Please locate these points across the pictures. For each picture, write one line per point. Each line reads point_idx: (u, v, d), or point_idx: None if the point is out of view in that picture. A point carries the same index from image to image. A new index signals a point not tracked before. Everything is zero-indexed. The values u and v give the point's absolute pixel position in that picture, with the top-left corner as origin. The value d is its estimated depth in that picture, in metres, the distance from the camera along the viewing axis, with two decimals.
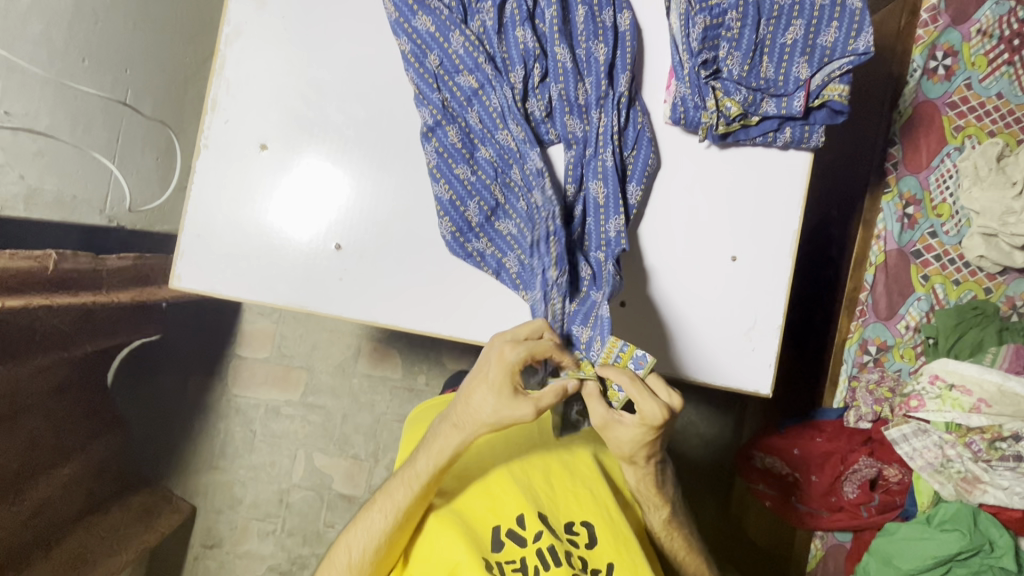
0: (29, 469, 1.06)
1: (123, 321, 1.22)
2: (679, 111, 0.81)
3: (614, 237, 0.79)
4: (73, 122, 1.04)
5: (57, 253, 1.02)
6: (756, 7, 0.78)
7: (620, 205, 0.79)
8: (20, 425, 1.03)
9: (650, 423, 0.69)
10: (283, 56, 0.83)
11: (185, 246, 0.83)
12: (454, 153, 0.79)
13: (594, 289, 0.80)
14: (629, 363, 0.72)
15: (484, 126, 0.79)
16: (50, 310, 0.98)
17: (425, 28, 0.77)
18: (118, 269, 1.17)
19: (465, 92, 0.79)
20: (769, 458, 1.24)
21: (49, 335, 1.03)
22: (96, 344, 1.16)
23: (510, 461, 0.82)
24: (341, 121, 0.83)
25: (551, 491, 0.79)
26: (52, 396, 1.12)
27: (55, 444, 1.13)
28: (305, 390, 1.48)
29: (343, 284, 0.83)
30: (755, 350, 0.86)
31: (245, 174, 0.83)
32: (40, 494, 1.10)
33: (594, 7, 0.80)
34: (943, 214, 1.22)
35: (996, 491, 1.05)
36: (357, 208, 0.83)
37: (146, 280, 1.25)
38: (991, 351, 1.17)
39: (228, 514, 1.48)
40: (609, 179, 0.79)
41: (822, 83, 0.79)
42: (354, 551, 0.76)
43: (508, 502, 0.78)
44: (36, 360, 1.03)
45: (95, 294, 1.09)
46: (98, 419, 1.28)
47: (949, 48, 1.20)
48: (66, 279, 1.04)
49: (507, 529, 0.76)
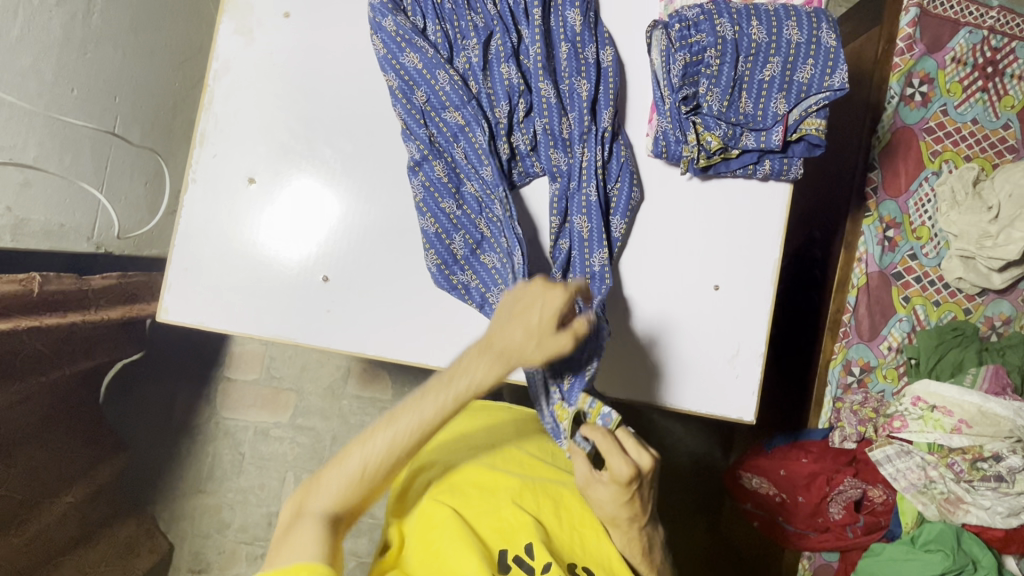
0: (28, 501, 1.05)
1: (104, 340, 1.20)
2: (661, 144, 0.84)
3: (598, 272, 0.81)
4: (61, 153, 1.04)
5: (41, 275, 1.02)
6: (734, 45, 0.79)
7: (603, 240, 0.81)
8: (16, 457, 1.02)
9: (619, 481, 0.69)
10: (268, 91, 0.84)
11: (173, 279, 0.83)
12: (440, 186, 0.80)
13: None
14: (597, 420, 0.75)
15: (470, 162, 0.80)
16: (38, 330, 1.01)
17: (412, 65, 0.78)
18: (104, 288, 1.17)
19: (451, 128, 0.79)
20: (756, 479, 1.24)
21: (33, 361, 1.02)
22: (79, 366, 1.15)
23: (524, 490, 0.79)
24: (329, 154, 0.84)
25: (558, 522, 0.77)
26: (46, 427, 1.11)
27: (54, 470, 1.12)
28: (294, 412, 1.48)
29: (331, 316, 0.83)
30: (739, 376, 0.87)
31: (235, 208, 0.84)
32: (38, 526, 1.09)
33: (576, 44, 0.82)
34: (923, 236, 1.25)
35: (978, 510, 1.08)
36: (346, 242, 0.84)
37: (134, 298, 1.26)
38: (971, 372, 1.19)
39: (216, 538, 1.47)
40: (594, 213, 0.81)
41: (800, 118, 0.81)
42: (360, 463, 0.62)
43: (520, 529, 0.73)
44: (30, 387, 1.02)
45: (82, 314, 1.11)
46: (97, 444, 1.28)
47: (925, 75, 1.23)
48: (53, 300, 1.04)
49: (515, 555, 0.71)
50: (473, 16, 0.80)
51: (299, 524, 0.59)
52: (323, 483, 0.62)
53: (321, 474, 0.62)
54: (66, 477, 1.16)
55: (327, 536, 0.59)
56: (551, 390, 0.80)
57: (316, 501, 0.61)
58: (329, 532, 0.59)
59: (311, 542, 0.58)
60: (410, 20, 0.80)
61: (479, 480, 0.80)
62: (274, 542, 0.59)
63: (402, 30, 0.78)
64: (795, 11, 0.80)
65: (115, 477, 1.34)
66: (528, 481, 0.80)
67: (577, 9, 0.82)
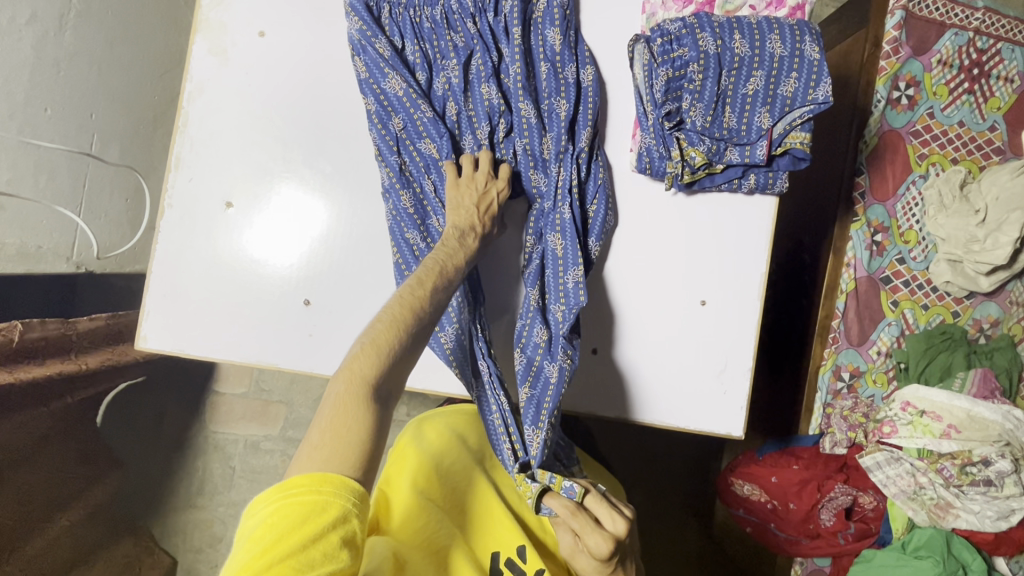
0: (22, 526, 1.03)
1: (103, 371, 1.17)
2: (645, 161, 0.83)
3: (572, 289, 0.79)
4: (35, 175, 1.02)
5: (22, 323, 1.00)
6: (717, 59, 0.78)
7: (578, 257, 0.79)
8: (13, 482, 1.00)
9: (598, 557, 0.65)
10: (241, 113, 0.82)
11: (150, 306, 0.82)
12: (406, 217, 0.77)
13: (547, 361, 0.77)
14: (561, 491, 0.69)
15: (438, 196, 0.78)
16: (14, 386, 0.97)
17: (393, 91, 0.77)
18: (91, 330, 1.15)
19: (426, 155, 0.78)
20: (748, 485, 1.24)
21: (25, 392, 0.99)
22: (79, 395, 1.14)
23: (511, 498, 0.83)
24: (308, 175, 0.82)
25: (541, 529, 0.83)
26: (45, 449, 1.08)
27: (49, 494, 1.09)
28: (285, 424, 1.47)
29: (314, 340, 0.82)
30: (726, 392, 0.87)
31: (213, 233, 0.82)
32: (35, 550, 1.06)
33: (556, 63, 0.81)
34: (910, 240, 1.25)
35: (968, 514, 1.10)
36: (327, 263, 0.82)
37: (120, 337, 1.24)
38: (959, 377, 1.19)
39: (209, 553, 1.46)
40: (568, 232, 0.79)
41: (783, 132, 0.80)
42: (393, 327, 0.62)
43: (509, 532, 0.78)
44: (27, 417, 1.01)
45: (64, 361, 1.08)
46: (92, 463, 1.21)
47: (911, 78, 1.23)
48: (36, 346, 1.02)
49: (507, 557, 0.77)
50: (453, 36, 0.79)
51: (351, 394, 0.58)
52: (368, 349, 0.60)
53: (363, 340, 0.61)
54: (60, 496, 1.12)
55: (376, 412, 0.58)
56: (517, 454, 0.76)
57: (365, 366, 0.59)
58: (377, 412, 0.59)
59: (362, 421, 0.57)
60: (388, 39, 0.78)
61: (470, 484, 0.82)
62: (317, 428, 0.57)
63: (381, 54, 0.77)
64: (778, 24, 0.79)
65: (113, 496, 1.28)
66: (515, 490, 0.85)
67: (557, 27, 0.80)
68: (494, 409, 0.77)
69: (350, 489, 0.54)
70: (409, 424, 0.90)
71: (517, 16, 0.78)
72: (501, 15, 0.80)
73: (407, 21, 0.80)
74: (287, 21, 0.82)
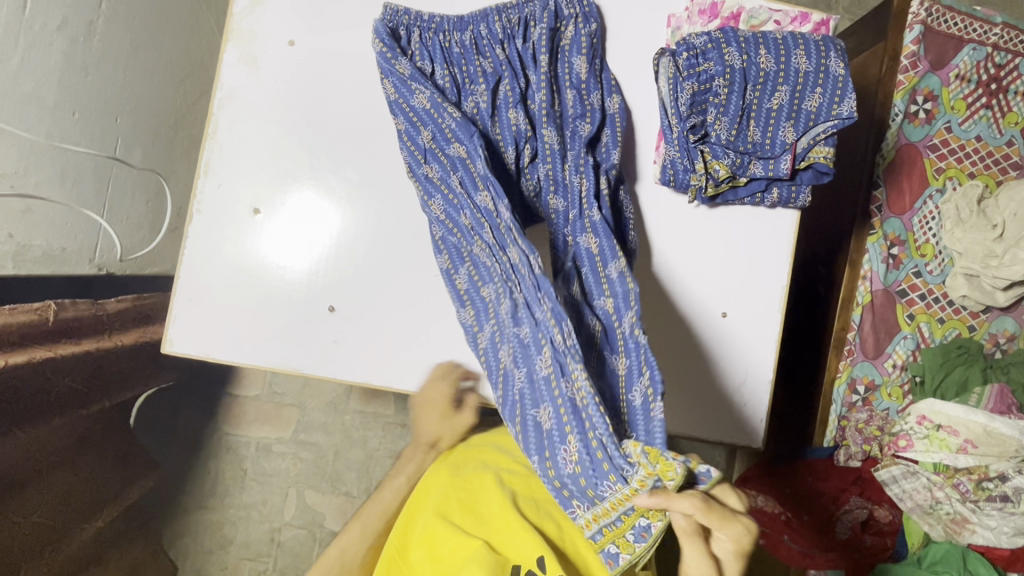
0: (61, 525, 1.05)
1: (134, 370, 1.23)
2: (669, 173, 0.84)
3: (617, 280, 0.71)
4: (62, 177, 1.03)
5: (56, 303, 1.04)
6: (743, 74, 0.79)
7: (616, 250, 0.73)
8: (51, 482, 1.02)
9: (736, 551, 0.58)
10: (269, 131, 0.83)
11: (178, 312, 0.83)
12: (443, 225, 0.77)
13: (610, 351, 0.70)
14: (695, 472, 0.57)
15: (466, 190, 0.72)
16: (53, 360, 1.01)
17: (422, 106, 0.76)
18: (120, 311, 1.19)
19: (453, 159, 0.74)
20: (761, 497, 1.25)
21: (65, 395, 1.04)
22: (115, 398, 1.19)
23: (530, 509, 0.78)
24: (335, 182, 0.83)
25: (566, 542, 0.76)
26: (79, 451, 1.11)
27: (88, 496, 1.12)
28: (297, 427, 1.48)
29: (338, 347, 0.83)
30: (746, 405, 0.87)
31: (239, 238, 0.83)
32: (73, 549, 1.08)
33: (582, 90, 0.82)
34: (927, 253, 1.25)
35: (984, 530, 1.10)
36: (352, 268, 0.83)
37: (148, 319, 1.28)
38: (976, 391, 1.18)
39: (219, 554, 1.46)
40: (601, 232, 0.75)
41: (807, 146, 0.81)
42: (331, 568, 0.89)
43: (527, 541, 0.72)
44: (66, 420, 1.05)
45: (98, 340, 1.12)
46: (130, 464, 1.28)
47: (929, 93, 1.23)
48: (69, 327, 1.06)
49: (528, 570, 0.70)
50: (482, 61, 0.80)
51: None
52: None
53: None
54: (92, 499, 1.13)
55: None
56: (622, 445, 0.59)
57: None
58: None
59: None
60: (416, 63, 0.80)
61: (490, 497, 0.80)
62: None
63: (403, 73, 0.76)
64: (803, 39, 0.80)
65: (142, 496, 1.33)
66: (536, 500, 0.80)
67: (583, 56, 0.82)
68: (574, 382, 0.59)
69: None
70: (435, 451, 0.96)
71: (544, 44, 0.80)
72: (530, 42, 0.81)
73: (436, 45, 0.81)
74: (316, 33, 0.83)
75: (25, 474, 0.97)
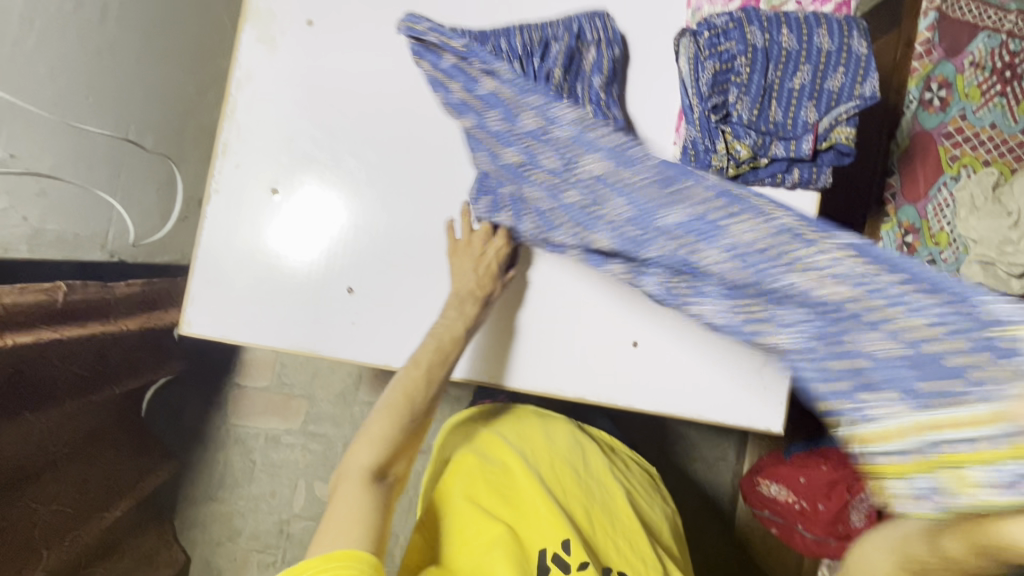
0: (80, 512, 1.06)
1: (144, 358, 1.23)
2: (690, 152, 0.82)
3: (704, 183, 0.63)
4: (75, 159, 1.03)
5: (66, 284, 0.98)
6: (765, 53, 0.78)
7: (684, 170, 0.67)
8: (66, 473, 1.03)
9: None
10: (285, 124, 0.83)
11: (196, 293, 0.82)
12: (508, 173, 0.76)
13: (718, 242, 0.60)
14: None
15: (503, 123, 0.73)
16: (58, 343, 0.96)
17: (452, 63, 0.75)
18: (127, 295, 1.14)
19: (486, 97, 0.73)
20: (775, 486, 1.23)
21: (70, 384, 1.02)
22: (126, 385, 1.17)
23: (556, 494, 0.79)
24: (353, 165, 0.83)
25: (591, 527, 0.78)
26: (91, 442, 1.11)
27: (104, 486, 1.13)
28: (306, 418, 1.47)
29: (357, 328, 0.82)
30: (766, 388, 0.86)
31: (257, 220, 0.83)
32: (91, 537, 1.09)
33: (601, 101, 0.80)
34: (942, 242, 1.23)
35: None
36: (369, 249, 0.83)
37: (155, 304, 1.22)
38: None
39: (228, 546, 1.45)
40: None
41: (830, 127, 0.79)
42: (401, 409, 0.74)
43: (552, 527, 0.73)
44: (72, 408, 1.03)
45: (102, 323, 1.06)
46: (145, 454, 1.28)
47: (943, 80, 1.22)
48: (77, 309, 1.01)
49: (553, 553, 0.71)
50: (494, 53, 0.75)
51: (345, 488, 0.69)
52: (363, 443, 0.72)
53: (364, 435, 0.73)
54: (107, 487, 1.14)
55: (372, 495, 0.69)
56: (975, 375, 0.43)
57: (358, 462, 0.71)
58: (375, 486, 0.70)
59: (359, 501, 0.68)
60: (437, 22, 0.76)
61: (512, 480, 0.80)
62: (324, 520, 0.66)
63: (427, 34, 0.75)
64: (825, 19, 0.80)
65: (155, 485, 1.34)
66: (561, 485, 0.81)
67: (603, 75, 0.80)
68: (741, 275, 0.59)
69: (363, 560, 0.61)
70: (449, 424, 0.93)
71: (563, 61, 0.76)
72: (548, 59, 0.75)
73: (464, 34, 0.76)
74: (334, 14, 0.83)
75: (39, 463, 0.97)
